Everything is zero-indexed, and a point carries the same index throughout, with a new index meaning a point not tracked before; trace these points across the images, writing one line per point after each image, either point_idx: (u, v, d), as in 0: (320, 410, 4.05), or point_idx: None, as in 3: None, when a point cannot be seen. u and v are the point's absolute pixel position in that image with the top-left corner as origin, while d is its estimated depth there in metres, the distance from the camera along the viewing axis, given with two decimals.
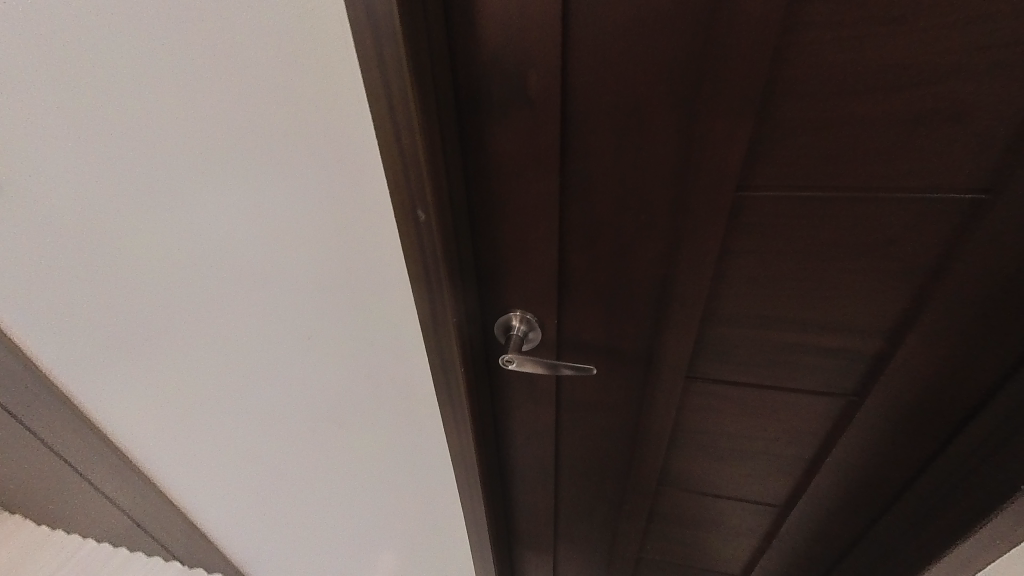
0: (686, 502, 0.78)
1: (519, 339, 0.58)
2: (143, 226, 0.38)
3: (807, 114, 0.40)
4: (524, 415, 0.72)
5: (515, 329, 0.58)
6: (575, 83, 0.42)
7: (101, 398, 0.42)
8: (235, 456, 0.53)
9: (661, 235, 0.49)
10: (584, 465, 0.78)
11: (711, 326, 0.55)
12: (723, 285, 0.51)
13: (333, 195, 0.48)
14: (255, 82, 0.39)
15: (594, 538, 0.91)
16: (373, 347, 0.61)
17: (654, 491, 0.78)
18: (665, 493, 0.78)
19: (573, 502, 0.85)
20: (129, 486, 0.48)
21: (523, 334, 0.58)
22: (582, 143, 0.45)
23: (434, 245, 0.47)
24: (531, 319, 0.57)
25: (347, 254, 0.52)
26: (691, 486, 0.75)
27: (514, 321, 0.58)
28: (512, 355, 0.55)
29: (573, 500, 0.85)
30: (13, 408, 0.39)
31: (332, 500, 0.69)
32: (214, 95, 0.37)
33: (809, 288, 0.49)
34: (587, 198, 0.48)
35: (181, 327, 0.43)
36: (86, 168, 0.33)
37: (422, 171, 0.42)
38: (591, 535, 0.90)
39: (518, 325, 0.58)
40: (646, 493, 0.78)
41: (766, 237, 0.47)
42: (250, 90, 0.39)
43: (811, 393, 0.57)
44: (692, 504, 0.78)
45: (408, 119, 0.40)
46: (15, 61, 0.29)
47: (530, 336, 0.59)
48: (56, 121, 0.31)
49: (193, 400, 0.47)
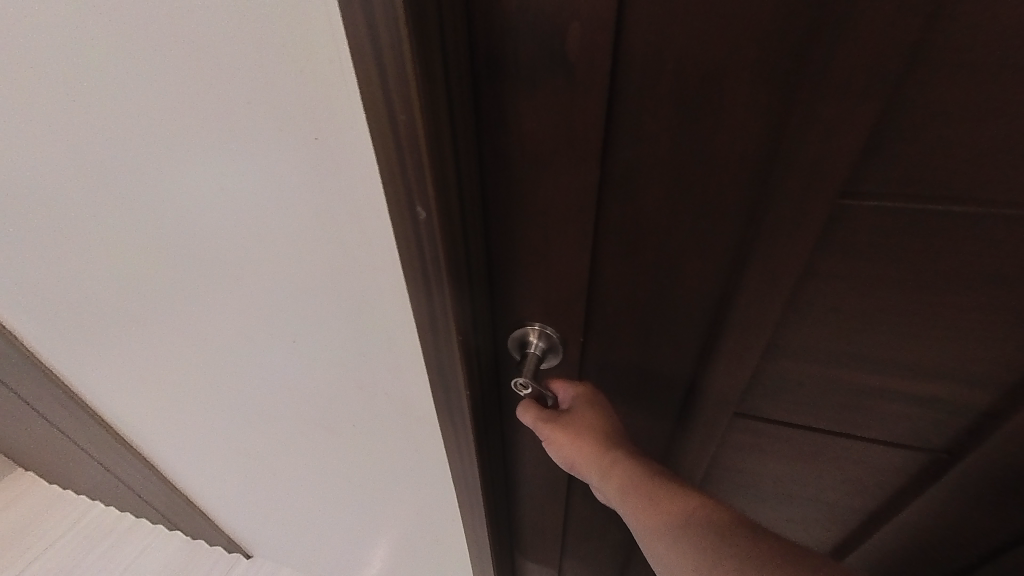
0: None
1: (536, 358, 0.48)
2: (149, 204, 0.43)
3: (959, 97, 0.29)
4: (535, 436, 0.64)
5: (531, 347, 0.48)
6: (630, 45, 0.31)
7: (190, 339, 0.57)
8: (268, 407, 0.65)
9: (723, 248, 0.39)
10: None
11: (773, 358, 0.45)
12: (796, 312, 0.41)
13: (315, 182, 0.38)
14: (203, 43, 0.32)
15: (606, 555, 0.85)
16: (367, 353, 0.53)
17: None
18: None
19: (586, 520, 0.79)
20: (217, 401, 0.67)
21: (542, 352, 0.49)
22: (632, 127, 0.35)
23: (436, 250, 0.38)
24: (551, 334, 0.48)
25: (335, 257, 0.43)
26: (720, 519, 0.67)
27: (530, 337, 0.48)
28: (528, 380, 0.47)
29: (587, 518, 0.78)
30: (156, 336, 0.58)
31: (339, 471, 0.74)
32: (155, 66, 0.33)
33: (909, 325, 0.39)
34: (633, 196, 0.38)
35: (208, 297, 0.51)
36: (114, 154, 0.40)
37: (421, 159, 0.32)
38: (604, 553, 0.85)
39: (536, 341, 0.48)
40: None
41: (864, 258, 0.36)
42: (198, 54, 0.33)
43: (885, 444, 0.48)
44: None
45: (405, 87, 0.30)
46: (33, 56, 0.34)
47: (550, 355, 0.49)
48: (76, 108, 0.37)
49: (232, 351, 0.57)
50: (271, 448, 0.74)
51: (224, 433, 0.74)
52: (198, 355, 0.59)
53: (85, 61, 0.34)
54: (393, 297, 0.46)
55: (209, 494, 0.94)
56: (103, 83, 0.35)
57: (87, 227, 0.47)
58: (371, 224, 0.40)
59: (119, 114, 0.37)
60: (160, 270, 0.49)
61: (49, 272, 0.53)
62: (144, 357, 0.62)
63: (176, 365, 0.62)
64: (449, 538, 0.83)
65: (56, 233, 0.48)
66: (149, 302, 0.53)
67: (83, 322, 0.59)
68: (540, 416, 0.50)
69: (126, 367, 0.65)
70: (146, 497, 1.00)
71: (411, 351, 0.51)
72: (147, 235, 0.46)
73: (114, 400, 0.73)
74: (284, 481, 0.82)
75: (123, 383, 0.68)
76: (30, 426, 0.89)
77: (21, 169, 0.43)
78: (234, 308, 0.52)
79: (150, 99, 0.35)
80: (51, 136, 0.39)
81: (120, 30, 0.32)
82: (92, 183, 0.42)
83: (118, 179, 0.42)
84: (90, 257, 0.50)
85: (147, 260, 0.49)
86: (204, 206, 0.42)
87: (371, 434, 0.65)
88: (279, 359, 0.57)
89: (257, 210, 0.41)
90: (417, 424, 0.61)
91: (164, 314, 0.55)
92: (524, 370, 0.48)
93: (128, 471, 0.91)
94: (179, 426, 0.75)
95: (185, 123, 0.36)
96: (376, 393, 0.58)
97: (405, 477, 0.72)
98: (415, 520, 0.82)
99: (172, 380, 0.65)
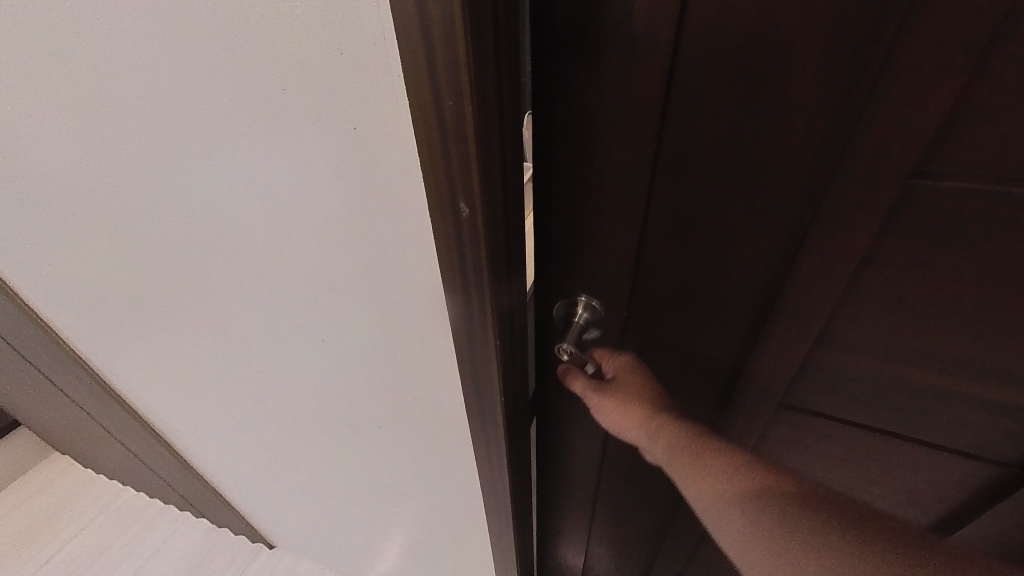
0: None
1: (580, 328, 0.45)
2: (187, 195, 0.43)
3: None
4: (567, 425, 0.64)
5: (576, 317, 0.46)
6: (692, 19, 0.29)
7: (220, 331, 0.57)
8: (295, 403, 0.65)
9: (781, 234, 0.36)
10: (630, 480, 0.70)
11: (826, 351, 0.42)
12: (856, 308, 0.39)
13: (351, 175, 0.36)
14: (239, 26, 0.31)
15: (633, 548, 0.85)
16: (397, 351, 0.51)
17: None
18: None
19: (614, 513, 0.78)
20: (247, 395, 0.67)
21: (586, 323, 0.46)
22: (691, 104, 0.32)
23: (477, 249, 0.36)
24: (597, 306, 0.45)
25: (369, 253, 0.42)
26: None
27: (575, 308, 0.46)
28: (571, 347, 0.43)
29: (615, 511, 0.78)
30: (189, 327, 0.58)
31: (363, 469, 0.74)
32: (192, 51, 0.33)
33: (987, 329, 0.36)
34: (687, 176, 0.36)
35: (240, 291, 0.51)
36: (153, 143, 0.39)
37: (468, 149, 0.31)
38: (630, 545, 0.85)
39: (581, 312, 0.46)
40: None
41: (938, 252, 0.34)
42: (234, 38, 0.31)
43: (946, 452, 0.44)
44: None
45: (454, 71, 0.28)
46: (76, 42, 0.34)
47: (593, 328, 0.47)
48: (117, 95, 0.37)
49: (262, 345, 0.57)
50: (298, 444, 0.74)
51: (253, 428, 0.74)
52: (229, 348, 0.59)
53: (124, 47, 0.33)
54: (426, 297, 0.44)
55: (234, 485, 0.95)
56: (143, 73, 0.35)
57: (128, 216, 0.47)
58: (407, 221, 0.38)
59: (159, 103, 0.36)
60: (195, 261, 0.49)
61: (91, 260, 0.54)
62: (177, 349, 0.62)
63: (208, 357, 0.62)
64: (471, 540, 0.82)
65: (98, 221, 0.49)
66: (184, 293, 0.53)
67: (118, 311, 0.60)
68: (589, 386, 0.47)
69: (159, 358, 0.66)
70: (174, 486, 1.02)
71: (443, 352, 0.49)
72: (185, 226, 0.46)
73: (147, 390, 0.74)
74: (308, 476, 0.82)
75: (156, 375, 0.69)
76: (65, 412, 0.91)
77: (65, 157, 0.43)
78: (263, 302, 0.51)
79: (188, 88, 0.35)
80: (95, 125, 0.39)
81: (157, 15, 0.31)
82: (132, 172, 0.42)
83: (157, 168, 0.41)
84: (128, 246, 0.50)
85: (183, 251, 0.48)
86: (237, 197, 0.41)
87: (396, 434, 0.64)
88: (308, 356, 0.56)
89: (291, 202, 0.40)
90: (443, 428, 0.59)
91: (198, 306, 0.55)
92: (567, 337, 0.45)
93: (158, 460, 0.92)
94: (208, 418, 0.75)
95: (220, 110, 0.36)
96: (404, 392, 0.57)
97: (428, 477, 0.70)
98: (436, 520, 0.81)
99: (204, 373, 0.65)
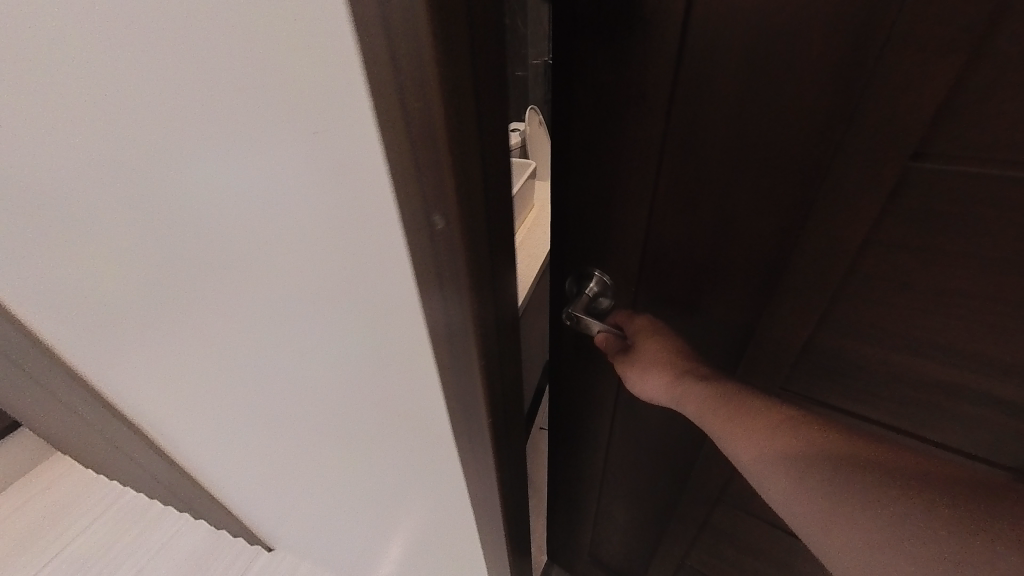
0: (745, 523, 0.71)
1: (588, 299, 0.53)
2: (146, 208, 0.39)
3: None
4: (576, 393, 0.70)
5: (588, 289, 0.53)
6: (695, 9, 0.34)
7: (195, 348, 0.54)
8: (281, 415, 0.63)
9: (781, 209, 0.39)
10: (634, 460, 0.73)
11: (825, 333, 0.45)
12: (852, 290, 0.41)
13: (317, 184, 0.33)
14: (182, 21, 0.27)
15: (634, 529, 0.88)
16: (379, 373, 0.48)
17: (709, 504, 0.72)
18: (725, 508, 0.71)
19: (618, 490, 0.82)
20: (231, 407, 0.65)
21: (596, 295, 0.53)
22: (696, 83, 0.37)
23: (454, 261, 0.34)
24: (607, 281, 0.52)
25: (343, 270, 0.38)
26: (757, 510, 0.68)
27: (587, 281, 0.53)
28: (577, 312, 0.53)
29: (619, 489, 0.81)
30: (164, 344, 0.55)
31: (352, 480, 0.72)
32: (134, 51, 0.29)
33: (981, 315, 0.37)
34: (694, 148, 0.40)
35: (210, 310, 0.47)
36: (105, 154, 0.36)
37: (441, 157, 0.28)
38: (632, 526, 0.88)
39: (593, 285, 0.53)
40: (702, 502, 0.72)
41: (929, 234, 0.36)
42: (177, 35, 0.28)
43: (956, 453, 0.45)
44: (754, 529, 0.71)
45: (420, 74, 0.25)
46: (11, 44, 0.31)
47: (604, 300, 0.53)
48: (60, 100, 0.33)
49: (235, 361, 0.54)
50: (291, 450, 0.73)
51: (242, 437, 0.72)
52: (206, 365, 0.56)
53: (65, 48, 0.30)
54: (406, 319, 0.40)
55: (230, 488, 0.95)
56: (86, 75, 0.31)
57: (91, 232, 0.44)
58: (381, 235, 0.34)
59: (106, 111, 0.33)
60: (162, 278, 0.46)
61: (58, 276, 0.51)
62: (156, 363, 0.60)
63: (187, 371, 0.59)
64: (464, 551, 0.80)
65: (59, 236, 0.45)
66: (154, 310, 0.50)
67: (92, 327, 0.57)
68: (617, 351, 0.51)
69: (139, 371, 0.63)
70: (172, 487, 1.02)
71: (426, 377, 0.45)
72: (147, 240, 0.42)
73: (134, 400, 0.72)
74: (301, 481, 0.81)
75: (140, 387, 0.67)
76: (62, 417, 0.91)
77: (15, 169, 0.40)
78: (234, 319, 0.48)
79: (134, 92, 0.31)
80: (42, 134, 0.36)
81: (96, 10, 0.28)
82: (87, 185, 0.39)
83: (112, 181, 0.38)
84: (93, 263, 0.47)
85: (150, 267, 0.45)
86: (197, 209, 0.38)
87: (383, 450, 0.61)
88: (287, 373, 0.53)
89: (252, 214, 0.36)
90: (431, 448, 0.56)
91: (169, 322, 0.51)
92: (576, 304, 0.54)
93: (153, 462, 0.92)
94: (198, 426, 0.74)
95: (168, 115, 0.32)
96: (389, 414, 0.53)
97: (418, 494, 0.68)
98: (430, 532, 0.79)
99: (186, 386, 0.63)
